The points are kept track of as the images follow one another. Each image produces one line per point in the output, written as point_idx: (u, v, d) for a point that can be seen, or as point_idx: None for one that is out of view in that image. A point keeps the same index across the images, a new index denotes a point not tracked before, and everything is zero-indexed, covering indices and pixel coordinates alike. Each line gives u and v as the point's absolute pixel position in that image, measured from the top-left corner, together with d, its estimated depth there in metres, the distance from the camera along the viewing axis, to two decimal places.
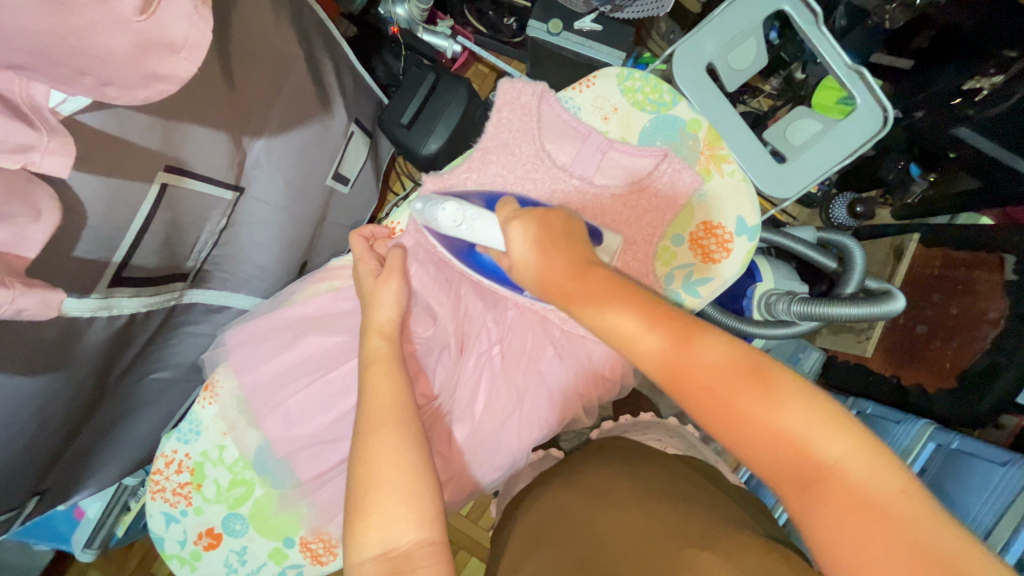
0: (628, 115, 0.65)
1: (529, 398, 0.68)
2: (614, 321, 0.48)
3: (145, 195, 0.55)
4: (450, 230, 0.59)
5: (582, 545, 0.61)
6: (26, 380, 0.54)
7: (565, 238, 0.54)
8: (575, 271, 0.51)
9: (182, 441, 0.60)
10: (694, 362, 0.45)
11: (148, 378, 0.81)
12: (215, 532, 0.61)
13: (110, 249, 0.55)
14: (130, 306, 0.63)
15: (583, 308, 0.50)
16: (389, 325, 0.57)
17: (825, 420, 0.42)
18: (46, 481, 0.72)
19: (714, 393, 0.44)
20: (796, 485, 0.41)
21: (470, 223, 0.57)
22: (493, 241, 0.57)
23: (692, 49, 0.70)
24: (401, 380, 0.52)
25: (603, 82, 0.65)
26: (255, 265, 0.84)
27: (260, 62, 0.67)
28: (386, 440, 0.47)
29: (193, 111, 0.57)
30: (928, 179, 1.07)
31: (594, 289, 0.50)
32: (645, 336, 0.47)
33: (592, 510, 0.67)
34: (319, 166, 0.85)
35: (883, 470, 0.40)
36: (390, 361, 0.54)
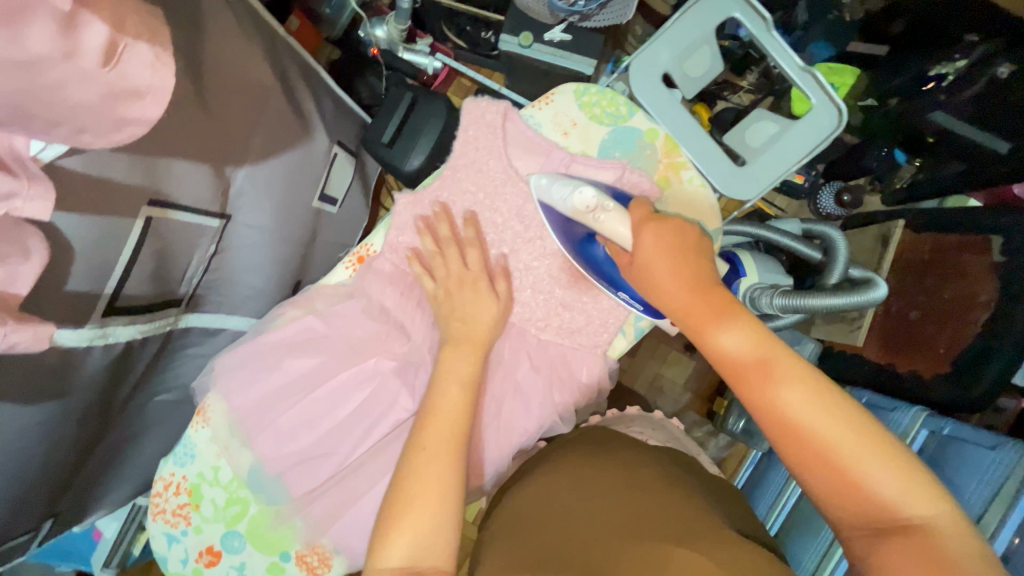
0: (587, 127, 0.67)
1: (505, 411, 0.66)
2: (706, 326, 0.50)
3: (131, 229, 0.59)
4: (576, 214, 0.59)
5: (570, 529, 0.63)
6: (33, 408, 0.58)
7: (683, 240, 0.54)
8: (684, 268, 0.52)
9: (178, 464, 0.61)
10: (718, 336, 0.49)
11: (153, 401, 0.84)
12: (214, 549, 0.61)
13: (101, 280, 0.58)
14: (125, 334, 0.66)
15: (679, 298, 0.52)
16: (470, 344, 0.59)
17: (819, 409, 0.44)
18: (61, 503, 0.76)
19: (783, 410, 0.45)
20: (847, 506, 0.43)
21: (604, 213, 0.57)
22: (621, 238, 0.56)
23: (648, 60, 0.72)
24: (460, 409, 0.55)
25: (562, 97, 0.67)
26: (249, 287, 0.87)
27: (239, 94, 0.70)
28: (432, 466, 0.51)
29: (173, 147, 0.61)
30: (914, 164, 1.06)
31: (692, 285, 0.51)
32: (727, 342, 0.48)
33: (565, 503, 0.68)
34: (305, 188, 0.88)
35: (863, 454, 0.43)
36: (466, 388, 0.56)
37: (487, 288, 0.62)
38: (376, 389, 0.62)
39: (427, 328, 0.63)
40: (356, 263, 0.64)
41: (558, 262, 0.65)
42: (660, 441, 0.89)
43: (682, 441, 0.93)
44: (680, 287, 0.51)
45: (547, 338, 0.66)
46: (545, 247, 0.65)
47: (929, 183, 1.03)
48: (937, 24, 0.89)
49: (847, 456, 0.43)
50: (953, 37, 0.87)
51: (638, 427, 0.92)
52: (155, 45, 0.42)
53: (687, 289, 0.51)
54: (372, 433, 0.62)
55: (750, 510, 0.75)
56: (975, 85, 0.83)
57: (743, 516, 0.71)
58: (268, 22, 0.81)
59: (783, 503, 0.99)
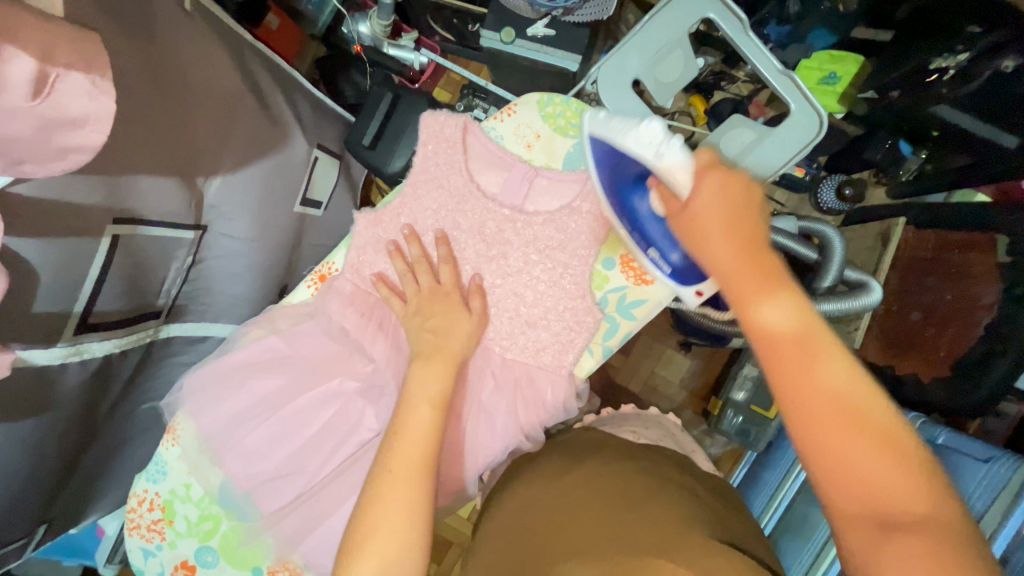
0: (551, 139, 0.66)
1: (472, 425, 0.65)
2: (747, 274, 0.46)
3: (96, 248, 0.59)
4: (631, 147, 0.56)
5: (557, 535, 0.61)
6: (10, 428, 0.58)
7: (746, 205, 0.49)
8: (740, 235, 0.47)
9: (150, 481, 0.62)
10: (760, 287, 0.45)
11: (140, 407, 0.85)
12: (189, 564, 0.62)
13: (70, 300, 0.58)
14: (101, 349, 0.66)
15: (737, 269, 0.46)
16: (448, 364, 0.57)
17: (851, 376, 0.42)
18: (52, 510, 0.77)
19: (817, 406, 0.41)
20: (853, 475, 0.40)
21: (666, 150, 0.53)
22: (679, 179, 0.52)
23: (619, 67, 0.71)
24: (432, 433, 0.53)
25: (524, 108, 0.66)
26: (231, 294, 0.87)
27: (201, 102, 0.69)
28: (395, 491, 0.49)
29: (138, 164, 0.60)
30: (921, 156, 1.00)
31: (751, 259, 0.46)
32: (773, 322, 0.44)
33: (547, 514, 0.65)
34: (285, 193, 0.87)
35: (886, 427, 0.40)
36: (438, 412, 0.54)
37: (457, 301, 0.62)
38: (346, 405, 0.63)
39: (391, 345, 0.63)
40: (318, 281, 0.64)
41: (523, 279, 0.64)
42: (653, 438, 0.86)
43: (678, 437, 0.91)
44: (735, 250, 0.47)
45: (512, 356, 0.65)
46: (507, 266, 0.64)
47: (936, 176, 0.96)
48: (938, 12, 0.82)
49: (876, 479, 0.39)
50: (955, 27, 0.80)
51: (631, 427, 0.90)
52: (90, 73, 0.42)
53: (745, 260, 0.46)
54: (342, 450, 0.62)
55: (748, 520, 0.72)
56: (975, 81, 0.77)
57: (735, 522, 0.68)
58: (233, 27, 0.81)
59: (776, 507, 0.97)
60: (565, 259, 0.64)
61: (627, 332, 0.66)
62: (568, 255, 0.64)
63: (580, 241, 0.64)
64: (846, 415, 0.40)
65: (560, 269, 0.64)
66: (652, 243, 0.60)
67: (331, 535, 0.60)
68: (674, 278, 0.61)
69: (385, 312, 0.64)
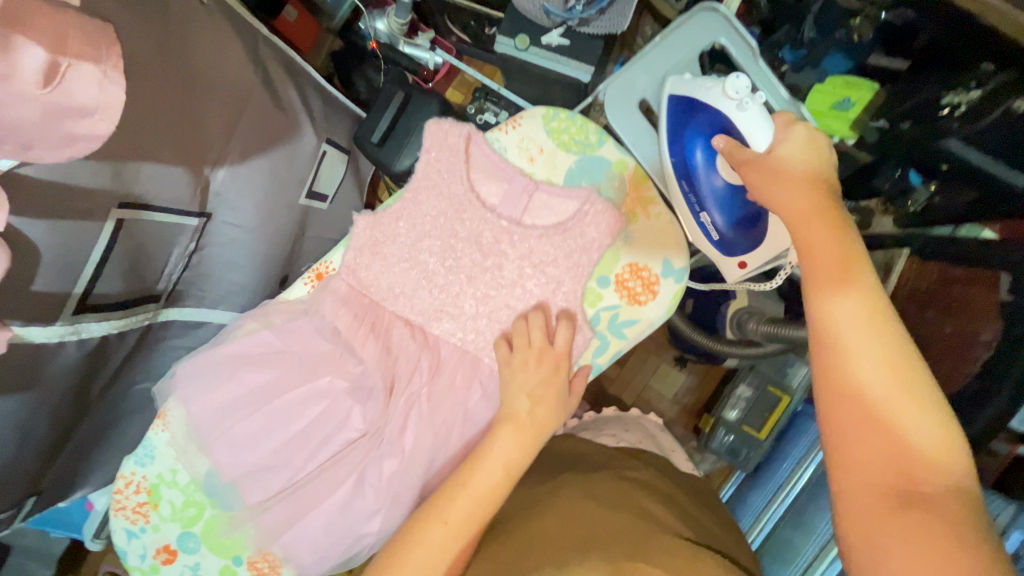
0: (555, 154, 0.66)
1: (455, 435, 0.63)
2: (817, 246, 0.55)
3: (100, 230, 0.59)
4: (716, 102, 0.67)
5: (534, 535, 0.59)
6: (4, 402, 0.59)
7: (840, 213, 0.57)
8: (830, 231, 0.55)
9: (138, 464, 0.63)
10: (830, 264, 0.54)
11: (135, 388, 0.86)
12: (171, 548, 0.63)
13: (71, 280, 0.59)
14: (98, 330, 0.67)
15: (821, 258, 0.54)
16: (521, 431, 0.59)
17: (893, 362, 0.49)
18: (42, 483, 0.78)
19: (842, 374, 0.50)
20: (858, 439, 0.49)
21: (746, 108, 0.65)
22: (756, 136, 0.64)
23: (627, 85, 0.77)
24: (488, 500, 0.56)
25: (530, 122, 0.66)
26: (231, 282, 0.88)
27: (217, 94, 0.70)
28: (436, 535, 0.54)
29: (144, 150, 0.61)
30: (930, 187, 0.95)
31: (839, 252, 0.54)
32: (823, 295, 0.53)
33: (519, 526, 0.64)
34: (290, 186, 0.88)
35: (909, 417, 0.48)
36: (504, 487, 0.56)
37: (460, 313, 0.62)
38: (335, 403, 0.64)
39: (383, 347, 0.64)
40: (314, 280, 0.64)
41: (516, 290, 0.64)
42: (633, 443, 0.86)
43: (658, 440, 0.91)
44: (809, 222, 0.56)
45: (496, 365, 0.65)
46: (501, 277, 0.64)
47: (946, 209, 0.92)
48: (951, 45, 0.82)
49: (876, 449, 0.48)
50: (969, 62, 0.80)
51: (610, 430, 0.89)
52: (101, 64, 0.44)
53: (816, 233, 0.55)
54: (328, 448, 0.63)
55: (740, 541, 0.72)
56: (996, 111, 0.77)
57: (719, 535, 0.68)
58: (250, 20, 0.82)
59: (762, 524, 1.00)
60: (561, 275, 0.64)
61: (617, 351, 0.67)
62: (564, 270, 0.64)
63: (577, 255, 0.64)
64: (892, 395, 0.48)
65: (555, 284, 0.64)
66: (709, 199, 0.72)
67: (313, 529, 0.62)
68: (718, 240, 0.74)
69: (378, 314, 0.64)
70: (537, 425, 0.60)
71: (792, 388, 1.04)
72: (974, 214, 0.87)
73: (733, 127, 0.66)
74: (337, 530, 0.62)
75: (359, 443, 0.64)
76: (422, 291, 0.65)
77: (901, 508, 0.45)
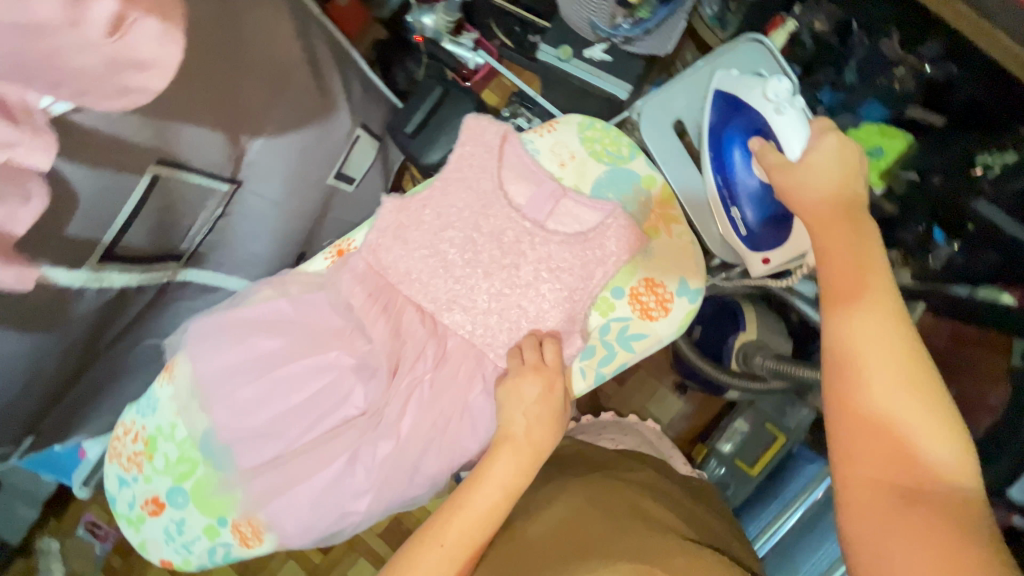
0: (585, 163, 0.68)
1: (453, 425, 0.64)
2: (834, 254, 0.53)
3: (136, 184, 0.61)
4: (755, 103, 0.66)
5: (533, 538, 0.60)
6: (20, 338, 0.61)
7: (861, 222, 0.55)
8: (852, 240, 0.53)
9: (140, 414, 0.64)
10: (845, 274, 0.52)
11: (144, 343, 0.88)
12: (159, 501, 0.64)
13: (101, 228, 0.61)
14: (120, 280, 0.69)
15: (838, 269, 0.52)
16: (517, 451, 0.58)
17: (902, 376, 0.48)
18: (41, 423, 0.80)
19: (850, 384, 0.49)
20: (864, 452, 0.47)
21: (783, 108, 0.63)
22: (793, 136, 0.61)
23: (663, 104, 0.77)
24: (487, 521, 0.54)
25: (564, 132, 0.68)
26: (250, 251, 0.89)
27: (264, 70, 0.72)
28: (430, 559, 0.52)
29: (188, 112, 0.62)
30: (953, 246, 0.89)
31: (858, 262, 0.52)
32: (837, 303, 0.51)
33: (517, 531, 0.64)
34: (319, 165, 0.89)
35: (917, 430, 0.46)
36: (499, 508, 0.55)
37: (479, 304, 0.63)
38: (336, 379, 0.64)
39: (393, 330, 0.64)
40: (335, 255, 0.66)
41: (529, 292, 0.65)
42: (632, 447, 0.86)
43: (658, 445, 0.91)
44: (828, 228, 0.54)
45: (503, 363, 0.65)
46: (517, 278, 0.65)
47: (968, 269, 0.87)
48: (986, 108, 0.85)
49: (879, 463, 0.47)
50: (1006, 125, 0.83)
51: (608, 434, 0.89)
52: (164, 21, 0.45)
53: (833, 240, 0.54)
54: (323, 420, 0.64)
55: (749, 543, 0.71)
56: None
57: (729, 535, 0.68)
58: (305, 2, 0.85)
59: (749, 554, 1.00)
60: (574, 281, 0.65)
61: (622, 363, 0.67)
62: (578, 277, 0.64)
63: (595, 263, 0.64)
64: (901, 407, 0.47)
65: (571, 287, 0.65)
66: (743, 203, 0.69)
67: (299, 501, 0.62)
68: (748, 241, 0.70)
69: (392, 296, 0.65)
70: (534, 442, 0.58)
71: (789, 428, 1.04)
72: (994, 276, 0.86)
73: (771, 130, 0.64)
74: (325, 504, 0.62)
75: (357, 421, 0.64)
76: (437, 282, 0.65)
77: (903, 513, 0.44)
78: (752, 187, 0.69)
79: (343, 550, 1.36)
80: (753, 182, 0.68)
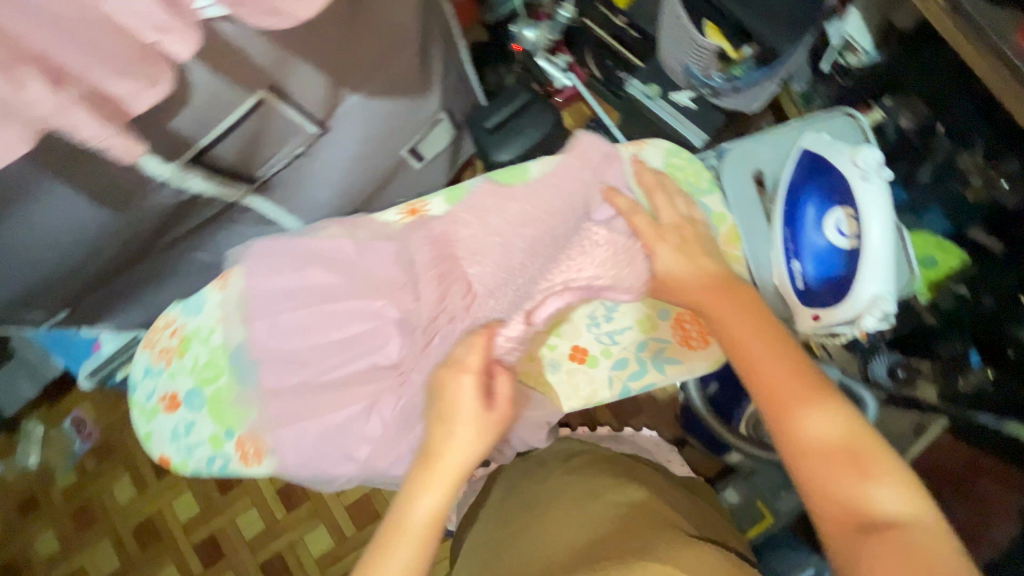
0: (662, 186, 0.70)
1: None
2: (760, 375, 0.56)
3: (243, 101, 0.66)
4: (842, 166, 0.68)
5: (529, 557, 0.64)
6: (86, 201, 0.65)
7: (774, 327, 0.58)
8: (776, 335, 0.58)
9: (186, 312, 0.67)
10: (791, 402, 0.54)
11: (192, 256, 0.92)
12: (176, 398, 0.66)
13: (200, 132, 0.65)
14: (198, 186, 0.73)
15: (774, 367, 0.56)
16: (444, 478, 0.57)
17: (862, 453, 0.51)
18: (80, 300, 0.84)
19: (820, 477, 0.51)
20: (861, 551, 0.48)
21: (870, 178, 0.65)
22: (871, 205, 0.64)
23: (749, 152, 0.79)
24: (420, 558, 0.54)
25: (649, 153, 0.71)
26: (314, 198, 0.93)
27: (380, 35, 0.77)
28: None
29: (307, 51, 0.67)
30: (988, 373, 0.88)
31: (788, 355, 0.57)
32: (776, 405, 0.54)
33: (514, 541, 0.68)
34: (397, 135, 0.94)
35: (891, 499, 0.49)
36: (427, 539, 0.55)
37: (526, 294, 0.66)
38: (372, 327, 0.67)
39: (439, 297, 0.66)
40: (410, 214, 0.68)
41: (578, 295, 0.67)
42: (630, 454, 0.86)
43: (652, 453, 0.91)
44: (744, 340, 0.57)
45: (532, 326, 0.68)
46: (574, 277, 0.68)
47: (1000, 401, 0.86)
48: None
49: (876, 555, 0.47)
50: None
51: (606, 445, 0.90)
52: None
53: (755, 355, 0.57)
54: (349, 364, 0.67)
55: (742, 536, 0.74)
56: None
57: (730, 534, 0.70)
58: None
59: None
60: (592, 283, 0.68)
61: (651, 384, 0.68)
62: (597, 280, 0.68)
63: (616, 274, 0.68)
64: (871, 485, 0.50)
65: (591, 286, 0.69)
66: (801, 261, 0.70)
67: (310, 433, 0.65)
68: (802, 295, 0.70)
69: (449, 267, 0.67)
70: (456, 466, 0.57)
71: (778, 511, 1.02)
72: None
73: (854, 196, 0.66)
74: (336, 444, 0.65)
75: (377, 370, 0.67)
76: (489, 263, 0.67)
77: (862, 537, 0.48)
78: (818, 245, 0.69)
79: (306, 512, 1.35)
80: (819, 240, 0.69)
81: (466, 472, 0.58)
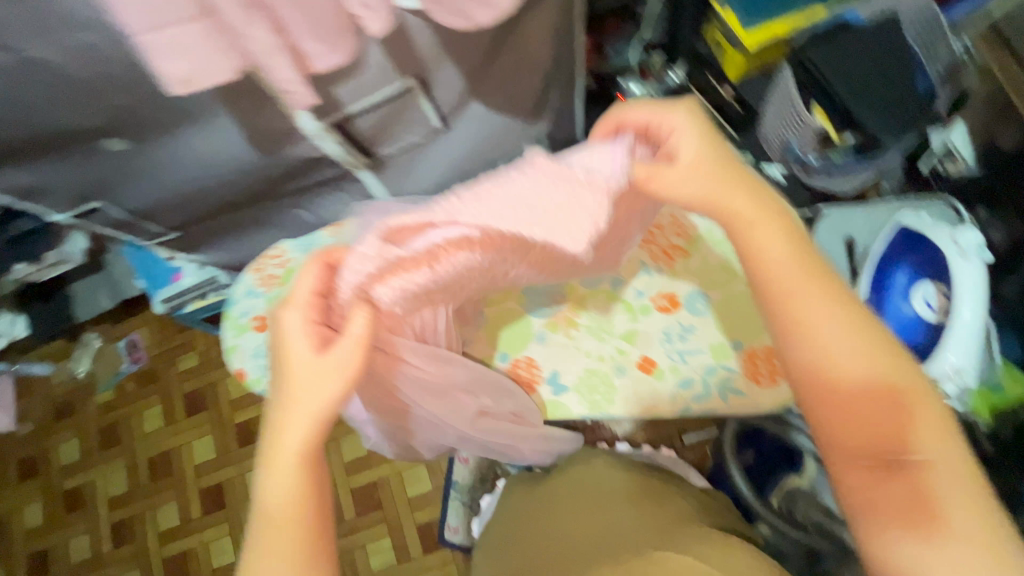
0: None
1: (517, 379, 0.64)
2: (798, 313, 0.54)
3: (392, 83, 0.75)
4: (940, 239, 0.78)
5: (554, 549, 0.66)
6: (244, 140, 0.74)
7: (818, 270, 0.54)
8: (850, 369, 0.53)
9: (297, 248, 0.77)
10: (825, 339, 0.53)
11: (294, 212, 1.00)
12: (264, 320, 0.73)
13: (352, 100, 0.74)
14: (330, 147, 0.82)
15: (831, 408, 0.54)
16: (286, 463, 0.52)
17: (886, 389, 0.52)
18: (192, 226, 0.93)
19: (851, 411, 0.53)
20: (874, 480, 0.52)
21: (967, 252, 0.75)
22: (967, 276, 0.74)
23: (850, 220, 0.93)
24: (297, 526, 0.51)
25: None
26: (415, 186, 1.01)
27: (516, 56, 0.85)
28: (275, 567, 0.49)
29: (457, 54, 0.76)
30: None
31: (859, 385, 0.53)
32: (814, 351, 0.53)
33: (542, 531, 0.70)
34: (502, 146, 1.01)
35: (915, 430, 0.52)
36: (296, 516, 0.51)
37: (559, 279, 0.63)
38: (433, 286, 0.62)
39: None
40: None
41: None
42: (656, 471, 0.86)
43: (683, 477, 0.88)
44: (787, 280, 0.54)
45: (398, 253, 0.49)
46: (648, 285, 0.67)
47: None
48: None
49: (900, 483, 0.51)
50: None
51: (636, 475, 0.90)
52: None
53: (797, 293, 0.54)
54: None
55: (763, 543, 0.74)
56: None
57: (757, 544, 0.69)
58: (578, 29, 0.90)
59: None
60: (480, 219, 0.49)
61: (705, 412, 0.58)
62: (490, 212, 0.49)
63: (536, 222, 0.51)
64: (894, 417, 0.52)
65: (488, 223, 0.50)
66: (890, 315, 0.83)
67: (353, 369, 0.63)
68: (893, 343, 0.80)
69: None
70: (292, 450, 0.52)
71: None
72: None
73: (948, 267, 0.76)
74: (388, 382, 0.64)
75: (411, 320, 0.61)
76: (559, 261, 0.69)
77: (884, 480, 0.52)
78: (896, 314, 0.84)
79: None
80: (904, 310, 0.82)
81: (319, 439, 0.52)
